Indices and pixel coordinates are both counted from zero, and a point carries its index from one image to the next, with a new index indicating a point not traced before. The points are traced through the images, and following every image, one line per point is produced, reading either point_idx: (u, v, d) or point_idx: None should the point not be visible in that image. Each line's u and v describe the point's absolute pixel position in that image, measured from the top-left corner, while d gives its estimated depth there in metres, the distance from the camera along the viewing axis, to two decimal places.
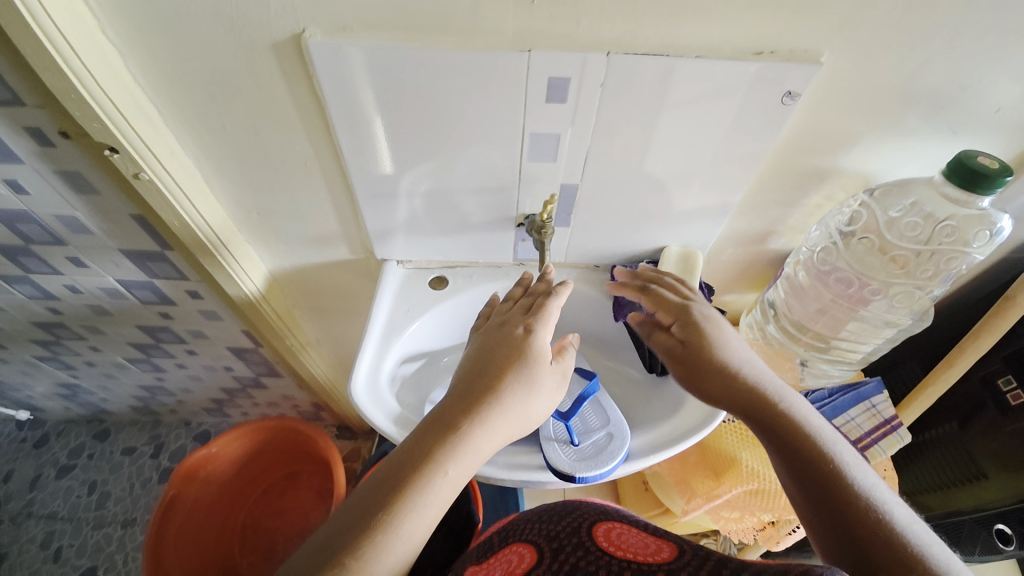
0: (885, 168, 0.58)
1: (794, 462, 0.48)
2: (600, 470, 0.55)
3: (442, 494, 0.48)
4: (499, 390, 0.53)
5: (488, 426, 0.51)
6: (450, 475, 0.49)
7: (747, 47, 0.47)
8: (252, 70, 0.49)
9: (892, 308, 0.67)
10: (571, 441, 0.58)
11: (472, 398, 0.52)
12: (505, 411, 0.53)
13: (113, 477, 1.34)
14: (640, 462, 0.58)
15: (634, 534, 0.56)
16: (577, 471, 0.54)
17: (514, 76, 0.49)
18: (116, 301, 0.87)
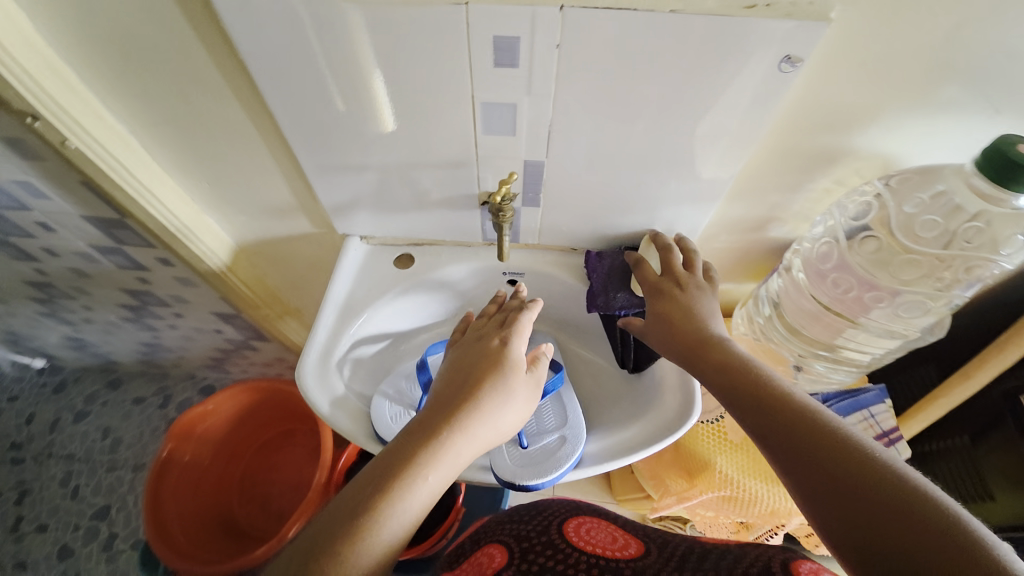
0: (910, 148, 0.49)
1: (794, 442, 0.41)
2: (544, 478, 0.51)
3: (424, 500, 0.44)
4: (480, 395, 0.49)
5: (473, 430, 0.48)
6: (431, 481, 0.45)
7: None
8: (160, 25, 0.43)
9: (903, 314, 0.59)
10: (519, 443, 0.55)
11: (454, 401, 0.49)
12: (488, 418, 0.49)
13: (124, 424, 1.41)
14: (592, 468, 0.54)
15: (609, 533, 0.51)
16: (519, 478, 0.51)
17: (453, 35, 0.41)
18: (93, 264, 0.86)
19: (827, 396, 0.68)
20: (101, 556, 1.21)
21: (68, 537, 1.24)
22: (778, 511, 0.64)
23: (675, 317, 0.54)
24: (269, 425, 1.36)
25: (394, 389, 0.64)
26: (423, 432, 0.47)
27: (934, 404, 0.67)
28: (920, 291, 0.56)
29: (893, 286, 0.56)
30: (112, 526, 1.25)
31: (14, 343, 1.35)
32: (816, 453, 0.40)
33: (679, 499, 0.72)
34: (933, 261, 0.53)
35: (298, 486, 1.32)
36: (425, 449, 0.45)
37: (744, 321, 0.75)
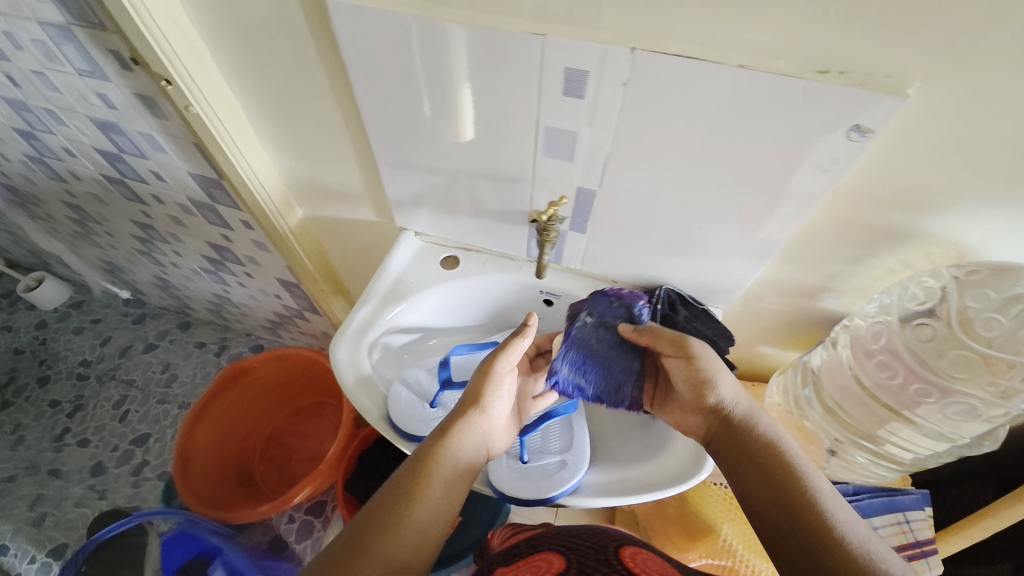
0: (989, 241, 0.46)
1: (807, 546, 0.43)
2: (537, 494, 0.52)
3: (447, 501, 0.48)
4: (483, 409, 0.54)
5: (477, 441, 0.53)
6: (449, 484, 0.49)
7: (810, 63, 0.38)
8: (282, 23, 0.51)
9: (959, 414, 0.55)
10: (520, 457, 0.55)
11: (460, 413, 0.54)
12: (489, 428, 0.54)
13: (181, 363, 1.56)
14: (587, 500, 0.54)
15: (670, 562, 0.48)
16: (515, 491, 0.52)
17: (528, 61, 0.44)
18: (189, 216, 0.98)
19: (859, 489, 0.64)
20: (129, 479, 1.34)
21: (105, 455, 1.38)
22: None
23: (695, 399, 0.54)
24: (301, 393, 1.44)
25: (415, 378, 0.66)
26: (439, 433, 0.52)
27: (976, 519, 0.59)
28: (975, 394, 0.53)
29: (947, 383, 0.53)
30: (147, 454, 1.38)
31: (112, 272, 1.54)
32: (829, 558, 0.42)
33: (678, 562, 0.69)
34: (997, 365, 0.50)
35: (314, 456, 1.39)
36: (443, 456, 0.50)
37: (779, 390, 0.70)
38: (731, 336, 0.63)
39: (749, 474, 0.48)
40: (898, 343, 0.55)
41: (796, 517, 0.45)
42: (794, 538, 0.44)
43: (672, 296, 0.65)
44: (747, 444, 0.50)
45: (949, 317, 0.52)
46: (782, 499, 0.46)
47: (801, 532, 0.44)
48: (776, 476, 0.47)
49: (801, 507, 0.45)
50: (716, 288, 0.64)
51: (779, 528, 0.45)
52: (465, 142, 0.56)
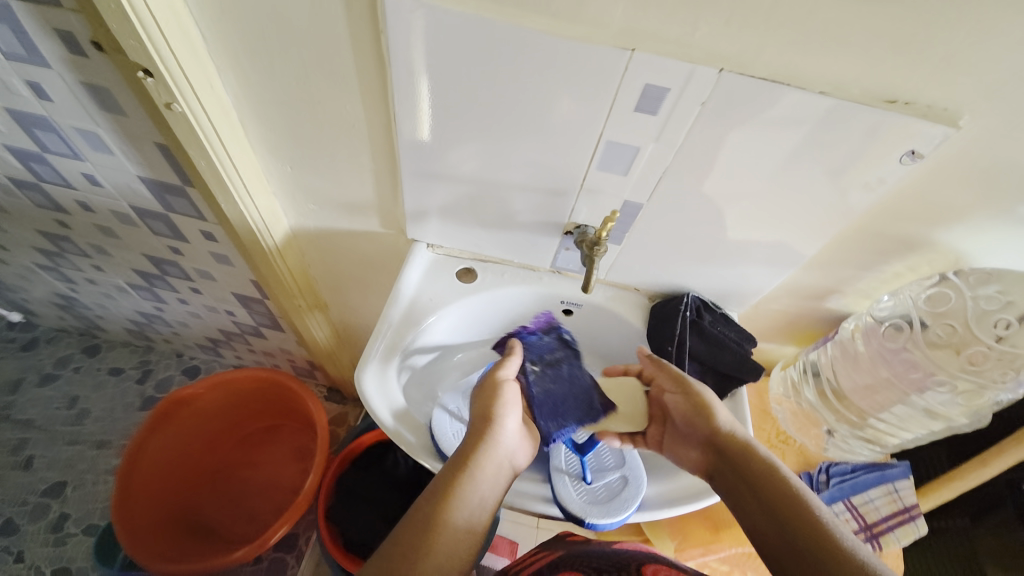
0: (985, 251, 0.53)
1: (805, 557, 0.42)
2: (610, 516, 0.52)
3: (472, 532, 0.46)
4: (501, 426, 0.54)
5: (497, 462, 0.51)
6: (472, 511, 0.47)
7: (881, 93, 0.41)
8: (316, 15, 0.44)
9: (947, 401, 0.62)
10: (584, 478, 0.56)
11: (476, 436, 0.53)
12: (507, 448, 0.54)
13: (95, 395, 1.31)
14: (654, 512, 0.56)
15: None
16: (586, 514, 0.52)
17: (608, 74, 0.43)
18: (126, 226, 0.83)
19: (857, 466, 0.70)
20: (47, 538, 1.11)
21: (12, 512, 1.13)
22: None
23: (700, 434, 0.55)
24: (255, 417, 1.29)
25: (455, 405, 0.66)
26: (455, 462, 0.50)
27: (944, 482, 0.70)
28: (970, 381, 0.59)
29: (959, 374, 0.59)
30: (64, 505, 1.15)
31: None
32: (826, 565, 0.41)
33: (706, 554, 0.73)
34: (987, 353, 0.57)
35: (277, 486, 1.26)
36: (465, 481, 0.48)
37: (782, 382, 0.76)
38: (752, 338, 0.67)
39: (746, 496, 0.49)
40: (917, 342, 0.61)
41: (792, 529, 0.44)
42: (794, 553, 0.43)
43: (697, 303, 0.67)
44: (741, 465, 0.51)
45: (965, 317, 0.57)
46: (778, 515, 0.46)
47: (799, 544, 0.43)
48: (770, 492, 0.47)
49: (796, 517, 0.45)
50: (737, 292, 0.67)
51: (779, 547, 0.44)
52: (423, 142, 0.53)
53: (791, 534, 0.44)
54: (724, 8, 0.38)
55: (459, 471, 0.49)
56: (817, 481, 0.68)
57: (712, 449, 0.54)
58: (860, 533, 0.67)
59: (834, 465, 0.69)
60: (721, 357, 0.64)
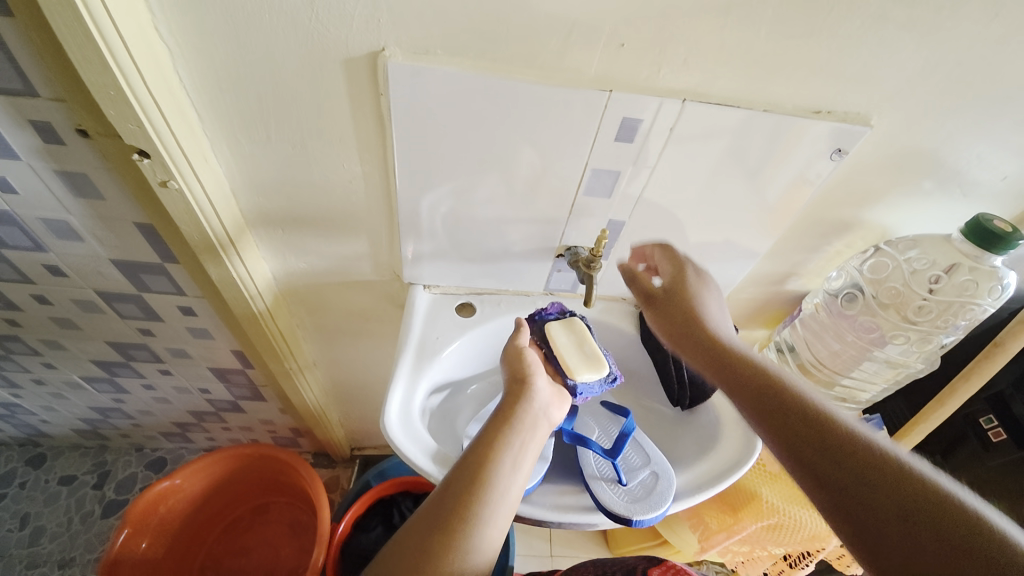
0: (904, 223, 0.64)
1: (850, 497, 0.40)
2: (656, 510, 0.53)
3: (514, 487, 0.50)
4: (531, 389, 0.56)
5: (533, 424, 0.54)
6: (513, 467, 0.51)
7: (809, 105, 0.51)
8: (316, 84, 0.47)
9: (903, 351, 0.72)
10: (619, 480, 0.56)
11: (511, 401, 0.55)
12: (540, 406, 0.56)
13: (48, 510, 1.17)
14: (688, 500, 0.59)
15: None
16: (634, 513, 0.52)
17: (590, 112, 0.50)
18: (90, 314, 0.78)
19: None
20: None
21: None
22: (819, 535, 0.70)
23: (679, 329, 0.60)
24: (237, 500, 1.20)
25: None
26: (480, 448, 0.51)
27: (914, 427, 0.81)
28: (919, 330, 0.69)
29: (910, 325, 0.68)
30: None
31: None
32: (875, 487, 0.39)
33: (730, 537, 0.77)
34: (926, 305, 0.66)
35: (275, 570, 1.18)
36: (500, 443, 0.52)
37: None
38: None
39: (774, 443, 0.46)
40: (868, 303, 0.69)
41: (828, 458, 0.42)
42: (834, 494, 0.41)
43: None
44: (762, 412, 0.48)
45: (903, 278, 0.66)
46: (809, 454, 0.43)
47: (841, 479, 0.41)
48: (800, 431, 0.45)
49: (830, 448, 0.43)
50: None
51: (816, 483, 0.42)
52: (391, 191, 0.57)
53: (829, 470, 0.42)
54: (681, 50, 0.46)
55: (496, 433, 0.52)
56: None
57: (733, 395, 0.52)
58: None
59: None
60: None
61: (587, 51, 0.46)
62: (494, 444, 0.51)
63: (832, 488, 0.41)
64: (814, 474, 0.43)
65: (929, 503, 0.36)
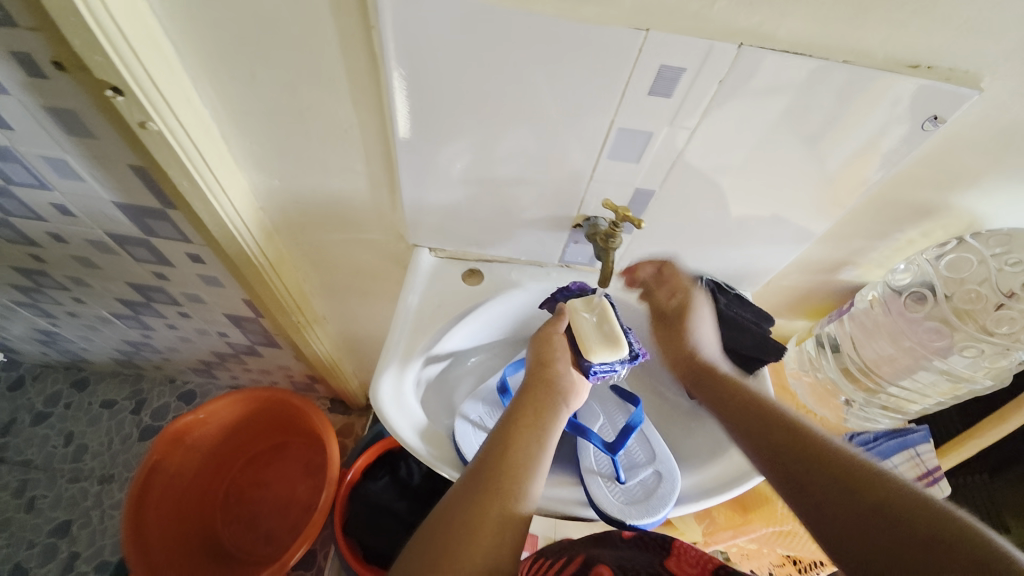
0: (1001, 213, 0.53)
1: (824, 482, 0.47)
2: (652, 517, 0.50)
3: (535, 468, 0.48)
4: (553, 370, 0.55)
5: (555, 404, 0.53)
6: (534, 446, 0.50)
7: (904, 57, 0.40)
8: (299, 14, 0.41)
9: (970, 364, 0.63)
10: (618, 479, 0.53)
11: (533, 379, 0.55)
12: (563, 389, 0.54)
13: (91, 430, 1.25)
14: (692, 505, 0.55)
15: (712, 559, 0.47)
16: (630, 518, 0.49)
17: (621, 59, 0.41)
18: (105, 255, 0.78)
19: (879, 435, 0.69)
20: None
21: (22, 555, 1.09)
22: None
23: (679, 362, 0.65)
24: (259, 436, 1.25)
25: (476, 415, 0.61)
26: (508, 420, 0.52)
27: (966, 445, 0.72)
28: (995, 343, 0.60)
29: (986, 336, 0.60)
30: (72, 545, 1.10)
31: None
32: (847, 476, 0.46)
33: (736, 535, 0.73)
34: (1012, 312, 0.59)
35: (292, 502, 1.23)
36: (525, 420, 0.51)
37: (797, 358, 0.74)
38: (769, 315, 0.65)
39: (761, 441, 0.53)
40: (942, 305, 0.61)
41: (817, 463, 0.48)
42: (826, 501, 0.46)
43: (711, 286, 0.66)
44: (756, 412, 0.56)
45: (987, 278, 0.58)
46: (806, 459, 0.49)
47: (849, 495, 0.45)
48: (779, 428, 0.53)
49: (851, 476, 0.46)
50: (747, 272, 0.66)
51: (799, 479, 0.49)
52: (401, 138, 0.50)
53: (833, 482, 0.46)
54: None
55: (517, 412, 0.52)
56: None
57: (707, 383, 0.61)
58: None
59: (856, 435, 0.69)
60: (739, 338, 0.63)
61: None
62: (521, 414, 0.52)
63: (806, 477, 0.48)
64: (817, 480, 0.47)
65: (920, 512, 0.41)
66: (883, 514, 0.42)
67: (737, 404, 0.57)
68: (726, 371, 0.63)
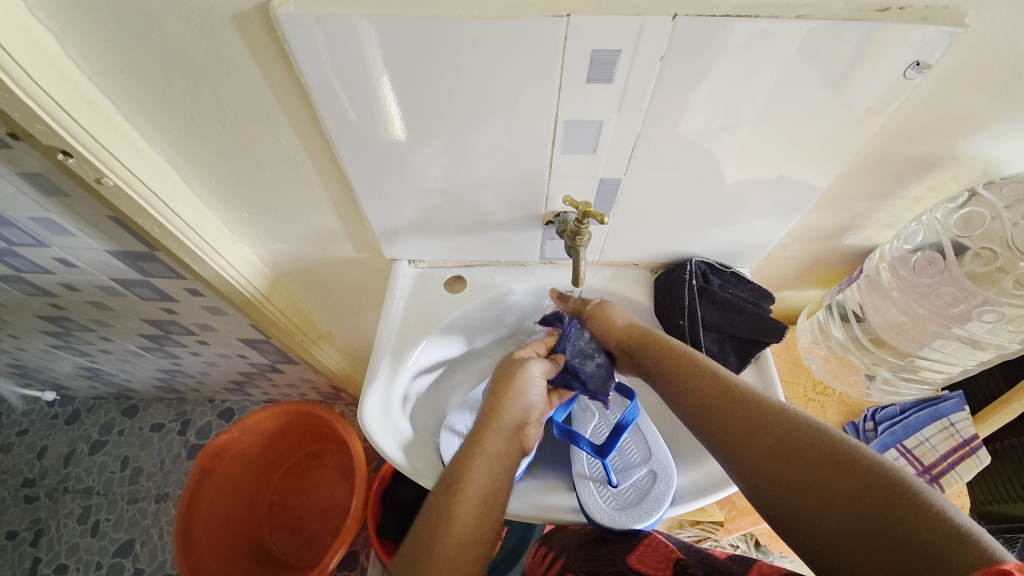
0: (1013, 156, 0.48)
1: (793, 490, 0.41)
2: (643, 521, 0.53)
3: (493, 492, 0.50)
4: (512, 394, 0.57)
5: (513, 429, 0.55)
6: (490, 470, 0.51)
7: (870, 1, 0.36)
8: (216, 53, 0.40)
9: (994, 329, 0.57)
10: (610, 482, 0.57)
11: (491, 405, 0.56)
12: (524, 414, 0.57)
13: (143, 453, 1.35)
14: (690, 504, 0.54)
15: (675, 553, 0.49)
16: (622, 523, 0.53)
17: (548, 51, 0.39)
18: (115, 297, 0.82)
19: (905, 407, 0.66)
20: None
21: None
22: None
23: (613, 337, 0.60)
24: (295, 446, 1.27)
25: (463, 425, 0.64)
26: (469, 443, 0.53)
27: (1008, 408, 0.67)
28: (1021, 305, 0.54)
29: (1005, 300, 0.54)
30: (136, 562, 1.20)
31: (25, 374, 1.30)
32: (815, 477, 0.40)
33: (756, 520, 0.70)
34: None
35: (332, 508, 1.25)
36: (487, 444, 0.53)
37: (808, 330, 0.72)
38: (768, 294, 0.62)
39: (724, 436, 0.46)
40: (955, 272, 0.55)
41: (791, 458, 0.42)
42: (803, 505, 0.40)
43: (703, 267, 0.62)
44: (705, 406, 0.49)
45: (1004, 236, 0.52)
46: (767, 460, 0.43)
47: (822, 496, 0.39)
48: (740, 420, 0.46)
49: (803, 449, 0.41)
50: (742, 248, 0.62)
51: (769, 482, 0.42)
52: (399, 139, 0.47)
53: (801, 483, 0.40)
54: None
55: (479, 436, 0.53)
56: (864, 430, 0.65)
57: (661, 368, 0.54)
58: (920, 477, 0.63)
59: (879, 410, 0.66)
60: (737, 321, 0.59)
61: None
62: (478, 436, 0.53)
63: (777, 484, 0.42)
64: (789, 482, 0.41)
65: (895, 503, 0.35)
66: (858, 515, 0.37)
67: (690, 390, 0.50)
68: (724, 357, 0.60)
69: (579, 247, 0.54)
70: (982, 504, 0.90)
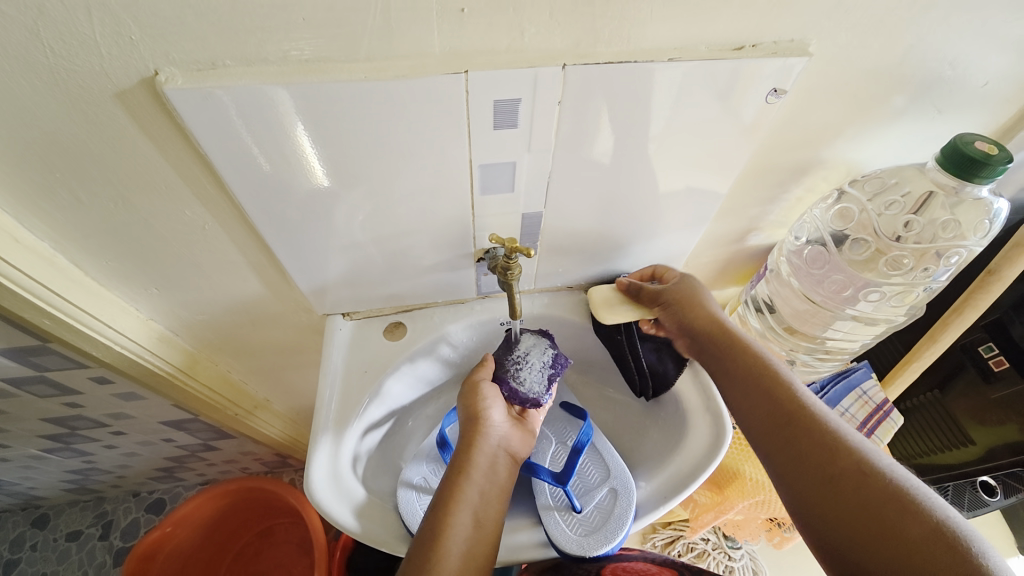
0: (870, 156, 0.56)
1: (841, 508, 0.44)
2: (609, 541, 0.54)
3: (476, 536, 0.49)
4: (485, 414, 0.57)
5: (494, 453, 0.55)
6: (479, 501, 0.51)
7: (728, 40, 0.41)
8: (101, 130, 0.38)
9: (881, 304, 0.65)
10: (574, 508, 0.58)
11: (468, 431, 0.56)
12: (497, 440, 0.56)
13: (58, 569, 1.16)
14: (654, 512, 0.56)
15: None
16: (591, 549, 0.53)
17: (452, 103, 0.40)
18: (6, 399, 0.72)
19: (824, 383, 0.73)
20: None
21: None
22: None
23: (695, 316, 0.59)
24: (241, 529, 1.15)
25: (420, 477, 0.62)
26: (457, 473, 0.52)
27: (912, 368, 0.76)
28: (898, 282, 0.62)
29: (883, 280, 0.62)
30: None
31: None
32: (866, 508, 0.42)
33: (718, 514, 0.72)
34: (913, 252, 0.59)
35: None
36: (465, 483, 0.51)
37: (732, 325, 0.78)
38: None
39: (787, 457, 0.49)
40: (839, 255, 0.63)
41: (842, 483, 0.44)
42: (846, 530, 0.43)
43: None
44: (773, 420, 0.51)
45: (874, 228, 0.59)
46: (818, 492, 0.45)
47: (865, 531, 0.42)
48: (808, 449, 0.48)
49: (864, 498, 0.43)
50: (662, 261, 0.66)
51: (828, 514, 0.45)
52: (323, 185, 0.46)
53: (854, 515, 0.43)
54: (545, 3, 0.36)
55: (455, 477, 0.52)
56: None
57: (721, 373, 0.57)
58: None
59: None
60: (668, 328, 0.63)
61: (421, 30, 0.36)
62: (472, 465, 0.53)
63: (824, 514, 0.45)
64: (834, 521, 0.44)
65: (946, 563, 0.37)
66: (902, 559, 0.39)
67: (755, 395, 0.53)
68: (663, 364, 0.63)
69: (510, 281, 0.55)
70: (910, 458, 1.03)
